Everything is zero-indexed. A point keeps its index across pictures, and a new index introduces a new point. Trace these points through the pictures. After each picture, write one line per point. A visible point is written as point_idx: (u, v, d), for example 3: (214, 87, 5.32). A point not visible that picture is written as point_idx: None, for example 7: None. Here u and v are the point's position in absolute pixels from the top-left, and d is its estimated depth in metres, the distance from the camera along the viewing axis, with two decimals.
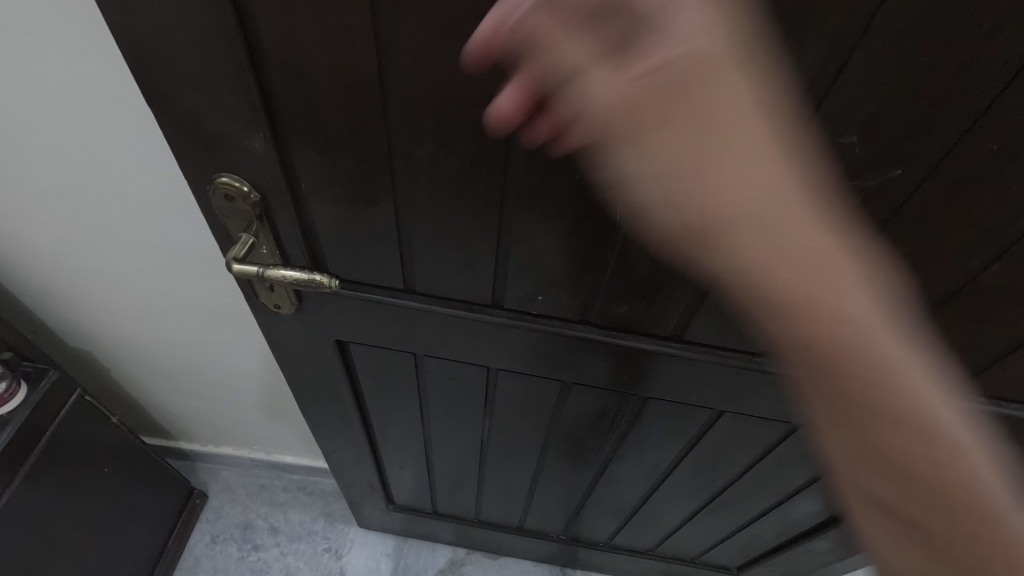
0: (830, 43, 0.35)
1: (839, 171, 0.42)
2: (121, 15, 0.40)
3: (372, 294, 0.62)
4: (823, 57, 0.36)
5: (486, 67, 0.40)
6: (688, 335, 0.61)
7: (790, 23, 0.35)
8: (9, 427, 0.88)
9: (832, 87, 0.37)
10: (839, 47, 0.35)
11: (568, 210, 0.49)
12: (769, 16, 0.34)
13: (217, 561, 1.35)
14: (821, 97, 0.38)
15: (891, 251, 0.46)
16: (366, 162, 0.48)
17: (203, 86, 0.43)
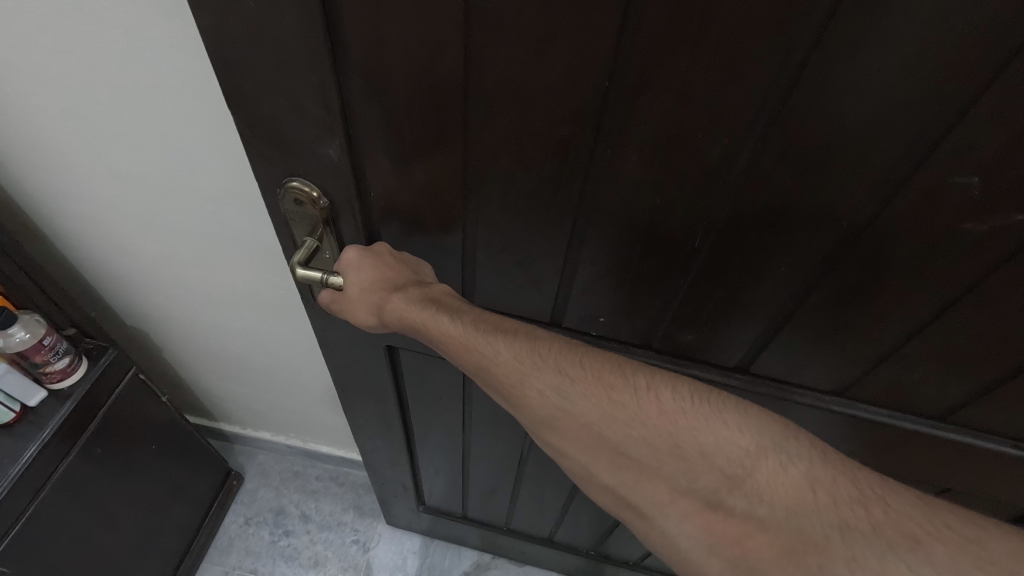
0: (960, 77, 0.32)
1: (949, 213, 0.39)
2: (212, 20, 0.40)
3: None
4: (950, 92, 0.33)
5: (577, 85, 0.38)
6: (755, 367, 0.58)
7: (916, 54, 0.32)
8: (70, 400, 0.91)
9: (956, 124, 0.34)
10: (971, 81, 0.32)
11: (644, 233, 0.47)
12: (893, 46, 0.32)
13: (249, 542, 1.38)
14: (941, 134, 0.35)
15: (996, 298, 0.43)
16: (439, 174, 0.47)
17: (284, 91, 0.43)
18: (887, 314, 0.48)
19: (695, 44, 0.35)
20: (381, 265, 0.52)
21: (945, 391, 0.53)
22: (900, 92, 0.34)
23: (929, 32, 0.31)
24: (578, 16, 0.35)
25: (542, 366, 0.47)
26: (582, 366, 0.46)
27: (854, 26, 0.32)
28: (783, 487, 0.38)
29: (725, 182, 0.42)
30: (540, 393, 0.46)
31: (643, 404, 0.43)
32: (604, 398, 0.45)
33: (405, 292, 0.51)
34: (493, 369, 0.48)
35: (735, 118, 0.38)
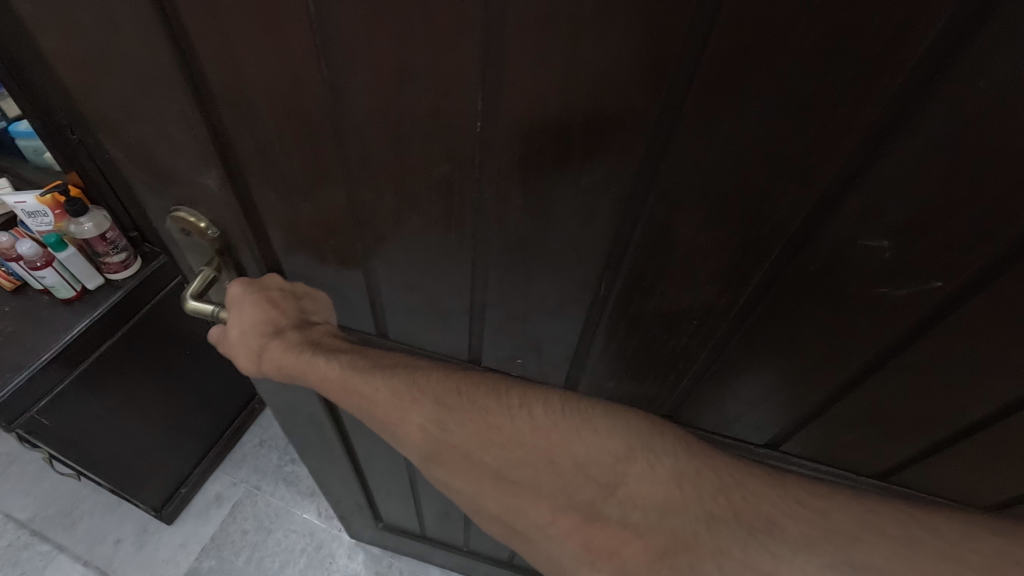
0: (850, 136, 0.29)
1: (859, 275, 0.35)
2: (61, 43, 0.36)
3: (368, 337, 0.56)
4: (841, 149, 0.30)
5: (449, 126, 0.35)
6: (684, 417, 0.54)
7: (799, 110, 0.29)
8: (122, 289, 0.92)
9: (856, 179, 0.31)
10: (861, 139, 0.29)
11: (548, 278, 0.44)
12: (772, 100, 0.29)
13: (258, 462, 1.36)
14: (839, 192, 0.32)
15: (919, 365, 0.39)
16: (327, 210, 0.43)
17: (150, 120, 0.40)
18: (810, 373, 0.44)
19: (562, 93, 0.31)
20: (264, 302, 0.49)
21: (881, 453, 0.49)
22: (788, 148, 0.30)
23: (814, 83, 0.27)
24: (435, 53, 0.31)
25: (422, 399, 0.45)
26: (459, 394, 0.44)
27: (732, 74, 0.28)
28: (649, 487, 0.39)
29: (621, 232, 0.38)
30: (420, 427, 0.44)
31: (518, 426, 0.42)
32: (482, 424, 0.43)
33: (285, 338, 0.50)
34: (373, 409, 0.46)
35: (619, 166, 0.34)
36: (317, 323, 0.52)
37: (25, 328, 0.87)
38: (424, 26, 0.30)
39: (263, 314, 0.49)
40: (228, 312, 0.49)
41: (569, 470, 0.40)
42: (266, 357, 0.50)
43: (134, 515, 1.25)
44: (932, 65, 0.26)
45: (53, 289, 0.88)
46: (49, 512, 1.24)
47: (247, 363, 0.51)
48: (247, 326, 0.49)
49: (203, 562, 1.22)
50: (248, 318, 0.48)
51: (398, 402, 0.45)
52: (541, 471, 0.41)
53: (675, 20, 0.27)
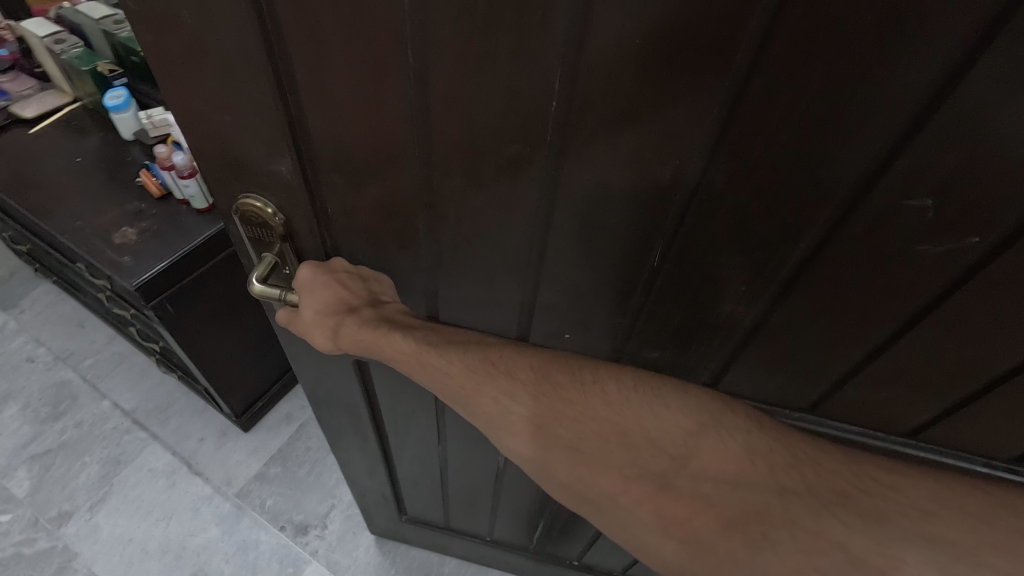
0: (902, 103, 0.32)
1: (903, 234, 0.38)
2: (153, 35, 0.38)
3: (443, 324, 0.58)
4: (892, 117, 0.33)
5: (523, 105, 0.37)
6: (724, 384, 0.57)
7: (855, 79, 0.32)
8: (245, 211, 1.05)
9: (905, 145, 0.34)
10: (910, 106, 0.32)
11: (603, 252, 0.46)
12: (830, 71, 0.31)
13: None
14: (887, 157, 0.34)
15: (954, 320, 0.42)
16: (393, 191, 0.46)
17: (230, 109, 0.42)
18: (850, 333, 0.47)
19: (636, 68, 0.34)
20: (331, 282, 0.51)
21: (913, 410, 0.52)
22: (842, 116, 0.33)
23: (871, 54, 0.30)
24: (518, 36, 0.34)
25: (495, 374, 0.48)
26: (532, 370, 0.47)
27: (796, 48, 0.31)
28: (721, 460, 0.41)
29: (678, 203, 0.41)
30: (495, 399, 0.47)
31: (593, 400, 0.44)
32: (555, 399, 0.45)
33: (359, 314, 0.52)
34: (447, 382, 0.49)
35: (682, 140, 0.37)
36: (389, 303, 0.54)
37: (166, 229, 1.01)
38: (510, 11, 0.33)
39: (332, 294, 0.51)
40: (300, 294, 0.52)
41: (642, 443, 0.42)
42: (341, 333, 0.53)
43: (216, 420, 1.45)
44: (980, 37, 0.28)
45: (191, 199, 1.02)
46: (149, 407, 1.46)
47: (323, 341, 0.54)
48: (318, 305, 0.51)
49: (269, 468, 1.39)
50: (318, 297, 0.51)
51: (470, 378, 0.48)
52: (612, 442, 0.43)
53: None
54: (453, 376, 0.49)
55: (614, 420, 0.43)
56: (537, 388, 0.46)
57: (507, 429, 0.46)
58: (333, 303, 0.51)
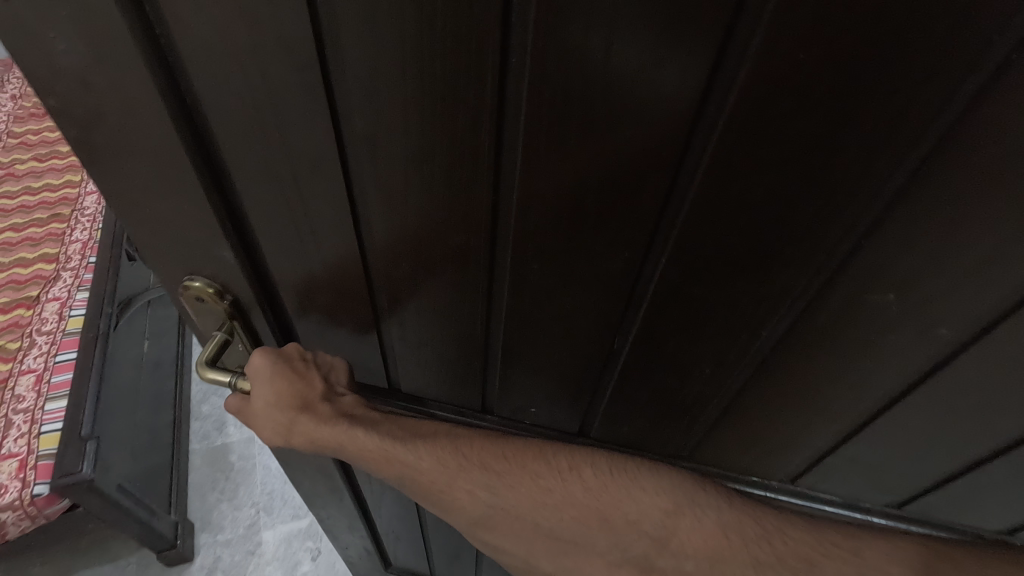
0: (855, 204, 0.31)
1: (867, 326, 0.36)
2: (77, 132, 0.36)
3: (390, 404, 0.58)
4: (845, 217, 0.31)
5: (466, 194, 0.36)
6: (699, 456, 0.55)
7: (804, 180, 0.30)
8: None
9: (864, 243, 0.32)
10: (864, 208, 0.31)
11: (562, 332, 0.45)
12: (777, 172, 0.30)
13: None
14: (847, 253, 0.33)
15: (928, 409, 0.41)
16: (344, 273, 0.45)
17: (165, 201, 0.40)
18: (823, 416, 0.45)
19: (578, 164, 0.33)
20: (290, 368, 0.49)
21: (893, 488, 0.50)
22: (795, 214, 0.32)
23: (818, 158, 0.29)
24: (459, 130, 0.33)
25: (469, 467, 0.45)
26: (507, 460, 0.45)
27: (744, 150, 0.30)
28: (700, 538, 0.40)
29: (633, 288, 0.40)
30: (471, 493, 0.45)
31: (572, 490, 0.43)
32: (531, 487, 0.44)
33: (315, 412, 0.50)
34: (420, 478, 0.47)
35: (632, 231, 0.36)
36: (346, 395, 0.52)
37: None
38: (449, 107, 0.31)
39: (286, 390, 0.49)
40: (255, 385, 0.48)
41: (620, 525, 0.42)
42: (293, 429, 0.50)
43: None
44: (933, 145, 0.27)
45: None
46: None
47: (275, 435, 0.51)
48: (274, 396, 0.48)
49: None
50: (269, 393, 0.48)
51: (438, 476, 0.46)
52: (593, 526, 0.42)
53: (694, 100, 0.28)
54: (423, 467, 0.46)
55: (592, 508, 0.42)
56: (512, 480, 0.44)
57: (482, 517, 0.46)
58: (286, 398, 0.49)
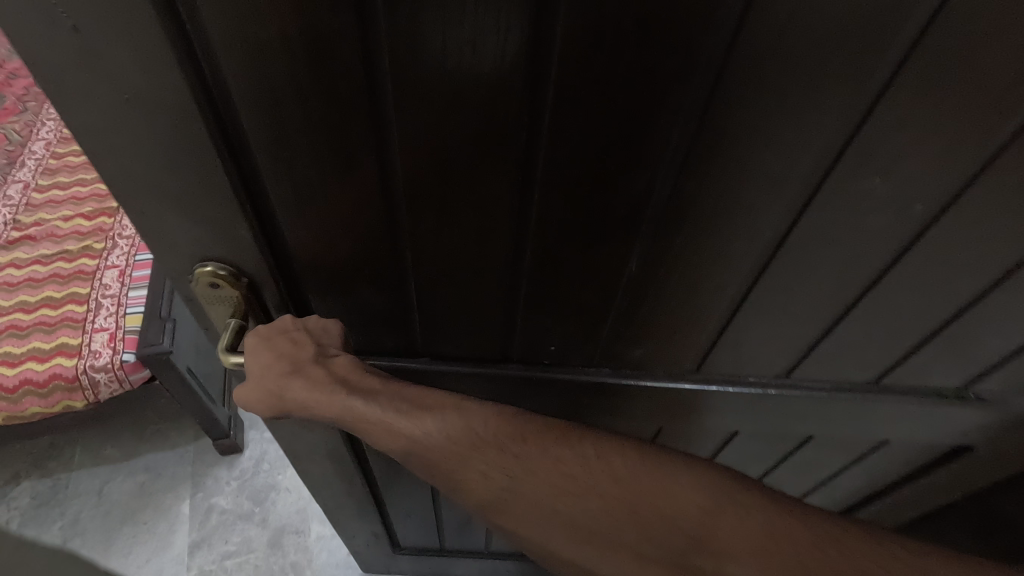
0: (853, 97, 0.36)
1: (859, 209, 0.43)
2: (85, 118, 0.35)
3: (411, 364, 0.59)
4: (844, 110, 0.37)
5: (494, 134, 0.38)
6: (706, 366, 0.61)
7: (810, 82, 0.35)
8: None
9: (858, 132, 0.38)
10: (860, 101, 0.36)
11: (582, 261, 0.48)
12: (790, 77, 0.35)
13: None
14: (844, 143, 0.38)
15: (905, 278, 0.48)
16: (368, 238, 0.45)
17: (181, 185, 0.39)
18: (817, 302, 0.51)
19: (605, 89, 0.36)
20: (284, 333, 0.47)
21: (874, 360, 0.58)
22: (804, 115, 0.37)
23: (823, 57, 0.34)
24: (493, 68, 0.35)
25: (485, 446, 0.42)
26: (524, 440, 0.42)
27: (761, 57, 0.34)
28: (744, 540, 0.38)
29: (651, 209, 0.43)
30: (484, 475, 0.41)
31: (598, 476, 0.40)
32: (550, 471, 0.41)
33: (306, 374, 0.45)
34: (424, 454, 0.42)
35: (654, 149, 0.39)
36: (338, 355, 0.47)
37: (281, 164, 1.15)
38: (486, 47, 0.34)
39: (276, 351, 0.46)
40: (246, 354, 0.46)
41: (657, 523, 0.39)
42: (281, 397, 0.46)
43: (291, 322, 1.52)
44: (917, 34, 0.33)
45: None
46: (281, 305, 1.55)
47: (268, 409, 0.47)
48: (265, 365, 0.45)
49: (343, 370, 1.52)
50: (259, 355, 0.46)
51: (446, 454, 0.42)
52: (623, 521, 0.40)
53: (716, 17, 0.32)
54: (431, 448, 0.42)
55: (626, 509, 0.40)
56: (529, 465, 0.41)
57: (490, 503, 0.42)
58: (276, 361, 0.46)
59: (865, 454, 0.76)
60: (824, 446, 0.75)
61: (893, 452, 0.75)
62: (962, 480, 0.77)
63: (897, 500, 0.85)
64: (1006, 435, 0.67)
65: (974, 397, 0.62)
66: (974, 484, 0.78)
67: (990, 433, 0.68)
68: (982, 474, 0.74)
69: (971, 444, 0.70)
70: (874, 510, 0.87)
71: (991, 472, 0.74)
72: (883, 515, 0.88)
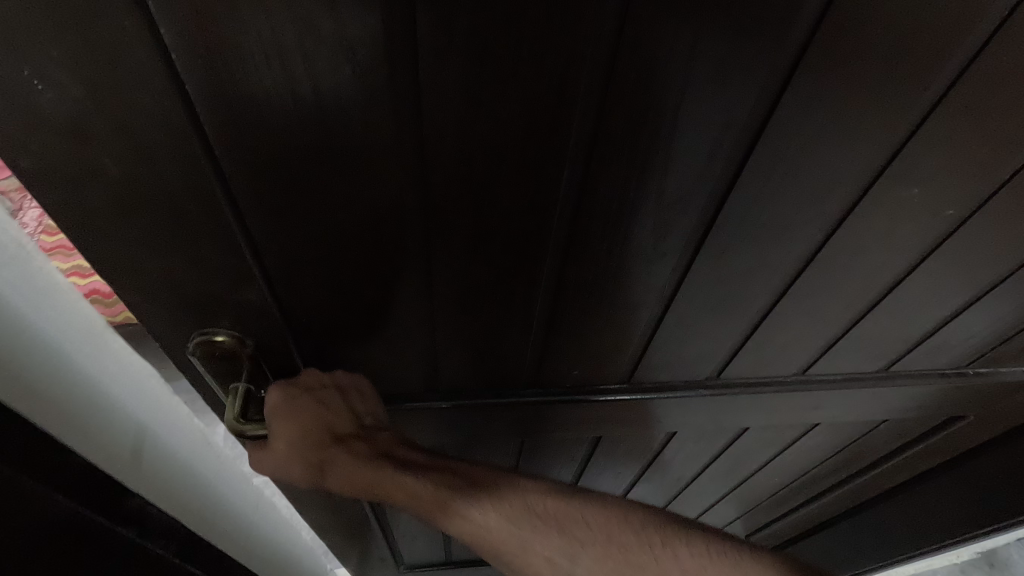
0: (906, 112, 0.36)
1: (898, 218, 0.44)
2: (73, 183, 0.31)
3: (430, 402, 0.57)
4: (896, 127, 0.37)
5: (530, 169, 0.36)
6: (726, 373, 0.60)
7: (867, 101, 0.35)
8: None
9: (905, 147, 0.38)
10: (910, 116, 0.37)
11: (610, 284, 0.47)
12: (848, 96, 0.35)
13: None
14: (889, 157, 0.39)
15: (924, 272, 0.49)
16: (388, 284, 0.43)
17: (187, 246, 0.35)
18: (838, 303, 0.52)
19: (653, 116, 0.34)
20: (312, 401, 0.46)
21: (886, 350, 0.59)
22: (858, 133, 0.37)
23: (882, 77, 0.34)
24: (537, 102, 0.33)
25: (551, 531, 0.44)
26: (590, 526, 0.44)
27: (820, 78, 0.34)
28: None
29: (684, 228, 0.43)
30: (548, 560, 0.44)
31: (664, 564, 0.42)
32: (617, 555, 0.43)
33: (348, 446, 0.48)
34: (483, 536, 0.45)
35: (695, 171, 0.38)
36: (376, 428, 0.50)
37: None
38: (532, 81, 0.32)
39: (308, 421, 0.46)
40: (274, 423, 0.45)
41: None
42: (323, 469, 0.48)
43: None
44: (974, 52, 0.33)
45: None
46: None
47: (306, 476, 0.48)
48: (299, 437, 0.46)
49: None
50: (291, 426, 0.46)
51: (514, 537, 0.44)
52: None
53: (776, 42, 0.32)
54: (494, 531, 0.45)
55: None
56: (597, 549, 0.43)
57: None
58: (310, 434, 0.46)
59: (865, 434, 0.78)
60: (829, 432, 0.76)
61: (893, 428, 0.78)
62: (951, 443, 0.81)
63: (890, 466, 0.89)
64: (991, 399, 0.71)
65: (972, 372, 0.65)
66: (961, 445, 0.82)
67: (981, 401, 0.71)
68: (969, 435, 0.79)
69: (963, 412, 0.74)
70: (868, 477, 0.92)
71: (977, 432, 0.79)
72: (876, 481, 0.93)
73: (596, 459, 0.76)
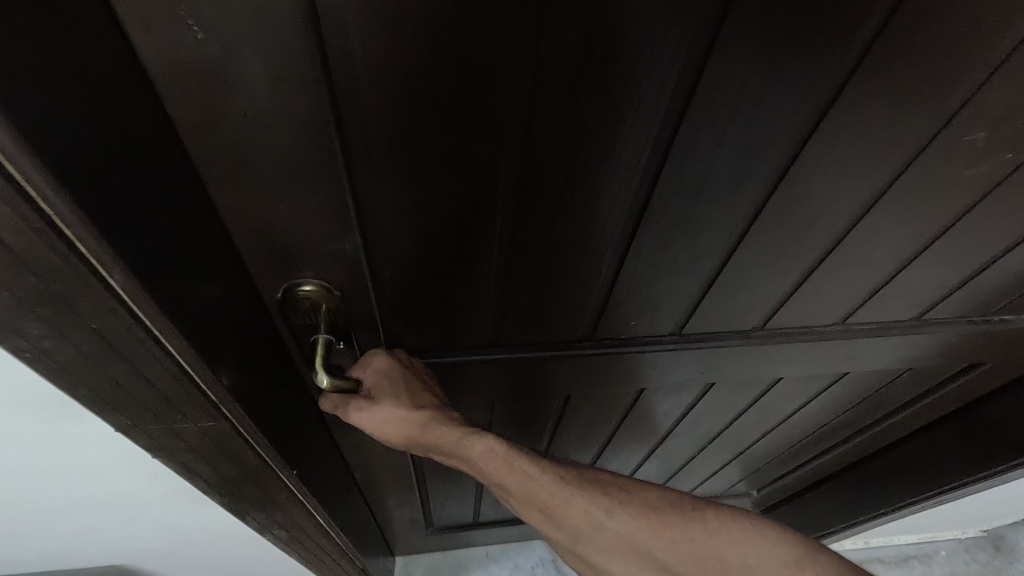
0: (987, 55, 0.37)
1: (958, 163, 0.45)
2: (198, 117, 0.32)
3: (491, 355, 0.59)
4: (976, 71, 0.38)
5: (626, 116, 0.37)
6: (771, 323, 0.63)
7: (951, 45, 0.36)
8: None
9: (978, 92, 0.40)
10: (991, 60, 0.38)
11: (680, 236, 0.48)
12: (934, 40, 0.36)
13: None
14: (961, 103, 0.40)
15: (971, 220, 0.52)
16: (473, 233, 0.44)
17: (294, 185, 0.37)
18: (887, 251, 0.54)
19: (750, 60, 0.35)
20: (403, 368, 0.50)
21: (921, 297, 0.62)
22: (939, 78, 0.38)
23: (971, 18, 0.35)
24: (643, 47, 0.33)
25: (591, 490, 0.48)
26: (626, 490, 0.49)
27: (911, 21, 0.35)
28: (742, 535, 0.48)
29: (760, 177, 0.44)
30: (587, 511, 0.47)
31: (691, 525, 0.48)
32: (653, 516, 0.48)
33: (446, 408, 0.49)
34: (536, 491, 0.47)
35: (781, 118, 0.39)
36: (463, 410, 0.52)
37: None
38: (641, 23, 0.32)
39: (412, 383, 0.49)
40: (373, 383, 0.48)
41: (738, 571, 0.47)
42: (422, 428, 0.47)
43: None
44: None
45: None
46: None
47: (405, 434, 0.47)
48: (407, 393, 0.48)
49: None
50: (395, 386, 0.48)
51: (563, 496, 0.47)
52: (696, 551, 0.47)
53: None
54: (545, 487, 0.47)
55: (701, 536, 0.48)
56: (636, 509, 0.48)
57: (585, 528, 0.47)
58: (414, 393, 0.49)
59: (886, 383, 0.82)
60: (854, 381, 0.80)
61: (914, 378, 0.81)
62: (967, 391, 0.85)
63: (907, 416, 0.93)
64: (1012, 348, 0.75)
65: (998, 320, 0.68)
66: (975, 393, 0.87)
67: (1001, 350, 0.75)
68: (984, 383, 0.83)
69: (982, 361, 0.77)
70: (885, 428, 0.96)
71: (993, 381, 0.83)
72: (892, 431, 0.97)
73: (635, 411, 0.79)
